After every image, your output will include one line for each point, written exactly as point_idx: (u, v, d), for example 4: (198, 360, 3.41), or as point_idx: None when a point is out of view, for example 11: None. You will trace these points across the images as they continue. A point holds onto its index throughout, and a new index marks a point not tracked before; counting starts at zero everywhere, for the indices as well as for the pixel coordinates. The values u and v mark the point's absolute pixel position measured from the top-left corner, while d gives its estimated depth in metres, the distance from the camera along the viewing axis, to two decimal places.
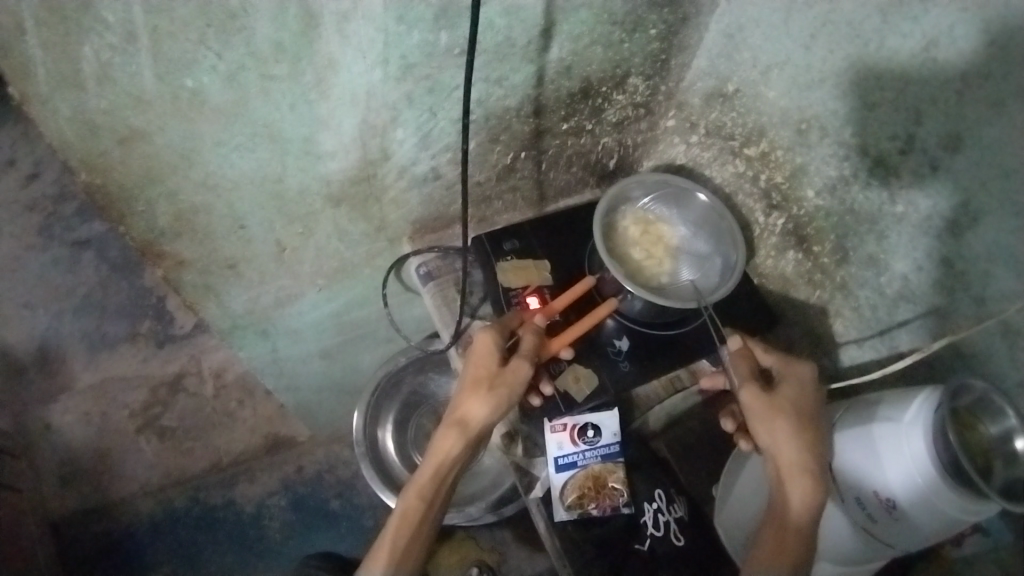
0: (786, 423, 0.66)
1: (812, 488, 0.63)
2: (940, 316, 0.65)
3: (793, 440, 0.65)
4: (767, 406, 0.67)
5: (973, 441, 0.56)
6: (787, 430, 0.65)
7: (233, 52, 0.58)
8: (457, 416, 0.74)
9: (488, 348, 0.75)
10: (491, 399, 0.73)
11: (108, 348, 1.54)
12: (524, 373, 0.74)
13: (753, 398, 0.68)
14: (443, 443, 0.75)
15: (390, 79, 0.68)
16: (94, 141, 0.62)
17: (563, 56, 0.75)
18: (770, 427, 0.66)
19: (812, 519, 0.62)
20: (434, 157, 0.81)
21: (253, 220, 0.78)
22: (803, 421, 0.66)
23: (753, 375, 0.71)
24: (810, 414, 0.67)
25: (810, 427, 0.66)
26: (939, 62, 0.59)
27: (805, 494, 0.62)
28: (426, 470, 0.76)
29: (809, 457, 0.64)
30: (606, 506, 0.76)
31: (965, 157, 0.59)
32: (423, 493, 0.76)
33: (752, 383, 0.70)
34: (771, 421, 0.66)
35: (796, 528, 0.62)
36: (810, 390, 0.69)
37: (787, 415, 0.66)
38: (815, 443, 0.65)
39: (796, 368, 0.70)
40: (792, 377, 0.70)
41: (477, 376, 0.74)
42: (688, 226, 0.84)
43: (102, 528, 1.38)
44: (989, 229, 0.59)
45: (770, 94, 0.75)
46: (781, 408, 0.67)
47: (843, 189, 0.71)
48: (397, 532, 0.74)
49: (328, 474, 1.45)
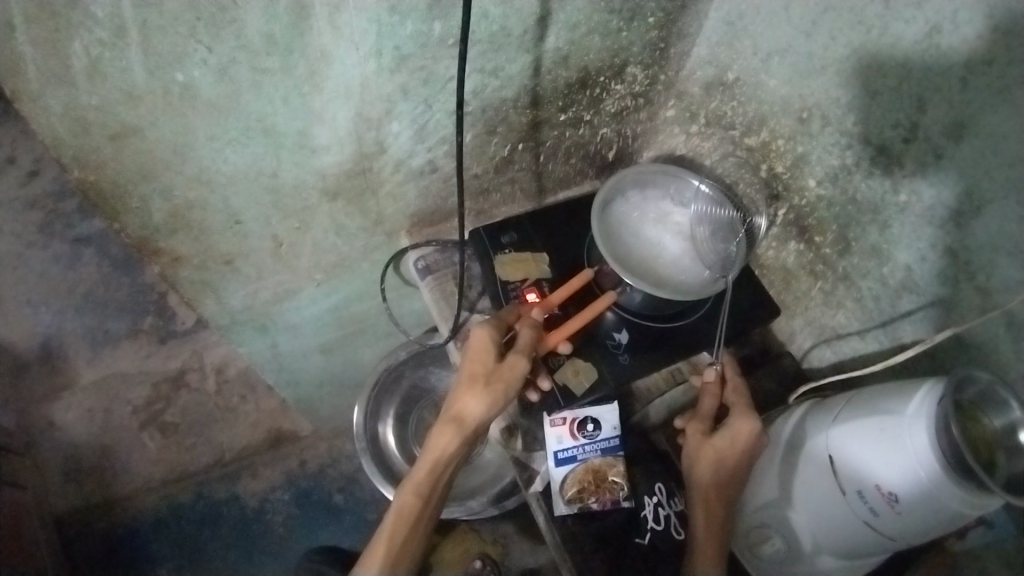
0: (710, 462, 0.72)
1: (713, 520, 0.70)
2: (944, 307, 0.64)
3: (704, 479, 0.71)
4: (698, 445, 0.73)
5: (975, 433, 0.55)
6: (702, 471, 0.72)
7: (223, 46, 0.57)
8: (454, 413, 0.74)
9: (484, 345, 0.74)
10: (487, 396, 0.72)
11: (110, 345, 1.53)
12: (522, 370, 0.73)
13: (693, 435, 0.74)
14: (439, 440, 0.75)
15: (384, 71, 0.67)
16: (85, 138, 0.61)
17: (560, 45, 0.74)
18: (692, 463, 0.73)
19: (714, 542, 0.69)
20: (431, 149, 0.80)
21: (249, 216, 0.78)
22: (722, 468, 0.71)
23: (706, 415, 0.75)
24: (738, 463, 0.71)
25: (728, 475, 0.71)
26: (941, 48, 0.58)
27: (706, 522, 0.70)
28: (422, 467, 0.76)
29: (715, 494, 0.71)
30: (606, 500, 0.75)
31: (970, 144, 0.58)
32: (420, 490, 0.75)
33: (698, 424, 0.75)
34: (694, 459, 0.73)
35: (707, 544, 0.69)
36: (749, 443, 0.70)
37: (709, 459, 0.72)
38: (727, 485, 0.71)
39: (742, 418, 0.72)
40: (731, 428, 0.71)
41: (473, 371, 0.74)
42: (715, 207, 0.82)
43: (108, 524, 1.39)
44: (993, 219, 0.57)
45: (770, 83, 0.74)
46: (706, 452, 0.72)
47: (846, 178, 0.70)
48: (393, 529, 0.75)
49: (331, 468, 1.46)
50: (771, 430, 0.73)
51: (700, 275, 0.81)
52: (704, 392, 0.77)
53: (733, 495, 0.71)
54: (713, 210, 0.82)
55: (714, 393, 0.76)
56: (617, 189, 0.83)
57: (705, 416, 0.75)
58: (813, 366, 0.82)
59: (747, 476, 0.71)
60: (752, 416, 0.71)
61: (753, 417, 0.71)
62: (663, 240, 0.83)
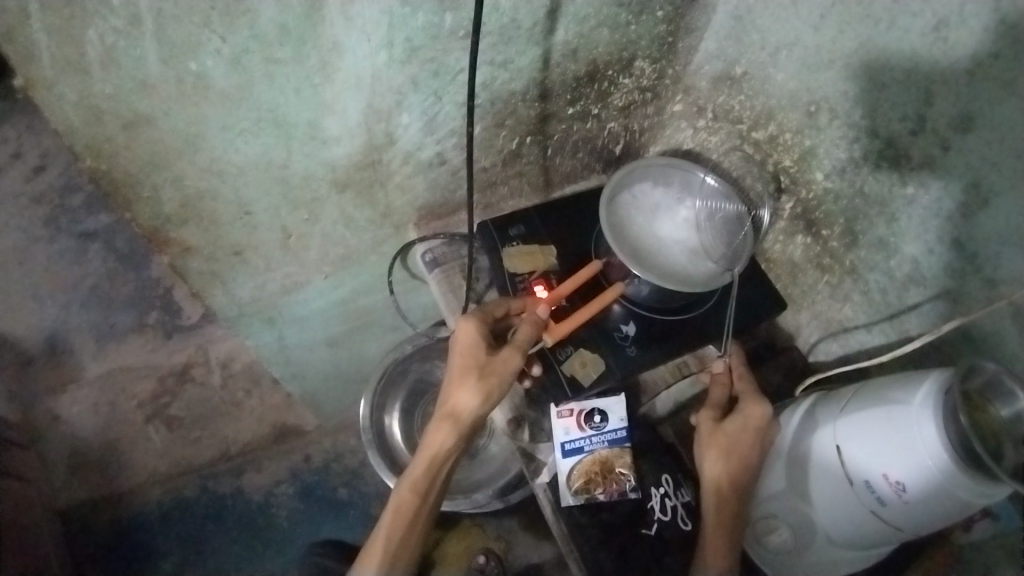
0: (721, 450, 0.72)
1: (724, 510, 0.70)
2: (951, 299, 0.65)
3: (714, 470, 0.72)
4: (708, 434, 0.73)
5: (983, 423, 0.56)
6: (713, 460, 0.72)
7: (237, 35, 0.58)
8: (448, 409, 0.74)
9: (473, 339, 0.74)
10: (481, 390, 0.72)
11: (116, 339, 1.55)
12: (515, 364, 0.73)
13: (704, 423, 0.75)
14: (434, 437, 0.75)
15: (395, 62, 0.67)
16: (99, 126, 0.61)
17: (569, 38, 0.75)
18: (703, 453, 0.73)
19: (726, 532, 0.69)
20: (440, 142, 0.80)
21: (260, 206, 0.78)
22: (733, 456, 0.71)
23: (716, 405, 0.76)
24: (749, 450, 0.71)
25: (739, 463, 0.71)
26: (949, 42, 0.58)
27: (717, 512, 0.70)
28: (418, 464, 0.75)
29: (727, 483, 0.71)
30: (613, 491, 0.76)
31: (977, 136, 0.58)
32: (417, 486, 0.75)
33: (709, 412, 0.75)
34: (705, 449, 0.73)
35: (718, 535, 0.69)
36: (760, 429, 0.71)
37: (720, 447, 0.72)
38: (739, 474, 0.71)
39: (751, 405, 0.73)
40: (743, 413, 0.72)
41: (465, 366, 0.74)
42: (722, 201, 0.82)
43: (111, 518, 1.39)
44: (1001, 211, 0.58)
45: (778, 77, 0.75)
46: (717, 441, 0.72)
47: (854, 172, 0.70)
48: (392, 526, 0.75)
49: (336, 463, 1.46)
50: (777, 419, 0.73)
51: (706, 268, 0.80)
52: (713, 383, 0.78)
53: (745, 485, 0.71)
54: (721, 203, 0.82)
55: (723, 383, 0.77)
56: (626, 180, 0.84)
57: (715, 406, 0.76)
58: (820, 360, 0.83)
59: (759, 465, 0.72)
60: (761, 402, 0.72)
61: (763, 403, 0.72)
62: (669, 233, 0.83)
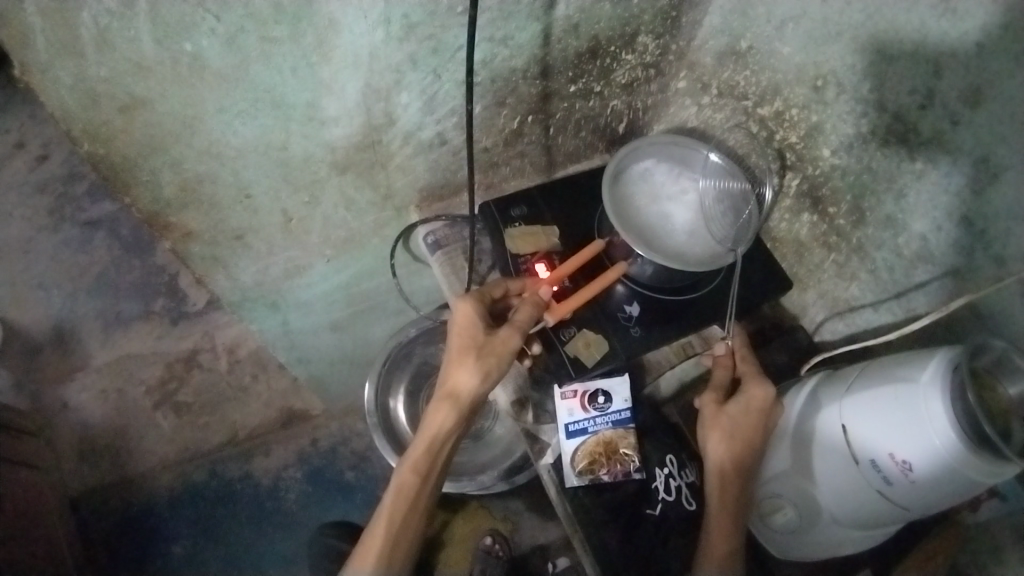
0: (723, 432, 0.71)
1: (726, 491, 0.70)
2: (958, 276, 0.63)
3: (716, 451, 0.71)
4: (711, 416, 0.73)
5: (989, 400, 0.55)
6: (715, 442, 0.71)
7: (231, 14, 0.57)
8: (447, 389, 0.74)
9: (471, 319, 0.74)
10: (479, 369, 0.72)
11: (122, 326, 1.56)
12: (513, 343, 0.73)
13: (707, 406, 0.74)
14: (434, 418, 0.75)
15: (392, 40, 0.66)
16: (95, 109, 0.61)
17: (570, 13, 0.73)
18: (706, 435, 0.73)
19: (728, 513, 0.69)
20: (440, 121, 0.79)
21: (259, 190, 0.78)
22: (735, 437, 0.70)
23: (720, 386, 0.75)
24: (751, 432, 0.70)
25: (741, 445, 0.70)
26: (959, 13, 0.56)
27: (719, 493, 0.70)
28: (418, 445, 0.75)
29: (728, 465, 0.70)
30: (618, 471, 0.75)
31: (988, 109, 0.57)
32: (418, 467, 0.75)
33: (712, 394, 0.74)
34: (707, 431, 0.72)
35: (721, 516, 0.69)
36: (763, 410, 0.71)
37: (723, 428, 0.71)
38: (740, 456, 0.70)
39: (754, 387, 0.72)
40: (745, 395, 0.72)
41: (463, 345, 0.74)
42: (727, 178, 0.81)
43: (122, 503, 1.41)
44: (1011, 185, 0.56)
45: (784, 50, 0.73)
46: (719, 423, 0.72)
47: (862, 147, 0.68)
48: (393, 507, 0.74)
49: (343, 446, 1.46)
50: (781, 401, 0.73)
51: (709, 249, 0.79)
52: (716, 365, 0.77)
53: (748, 466, 0.70)
54: (725, 182, 0.81)
55: (726, 365, 0.76)
56: (628, 159, 0.83)
57: (719, 387, 0.75)
58: (826, 339, 0.82)
59: (763, 446, 0.71)
60: (764, 383, 0.72)
61: (766, 383, 0.72)
62: (673, 210, 0.82)
